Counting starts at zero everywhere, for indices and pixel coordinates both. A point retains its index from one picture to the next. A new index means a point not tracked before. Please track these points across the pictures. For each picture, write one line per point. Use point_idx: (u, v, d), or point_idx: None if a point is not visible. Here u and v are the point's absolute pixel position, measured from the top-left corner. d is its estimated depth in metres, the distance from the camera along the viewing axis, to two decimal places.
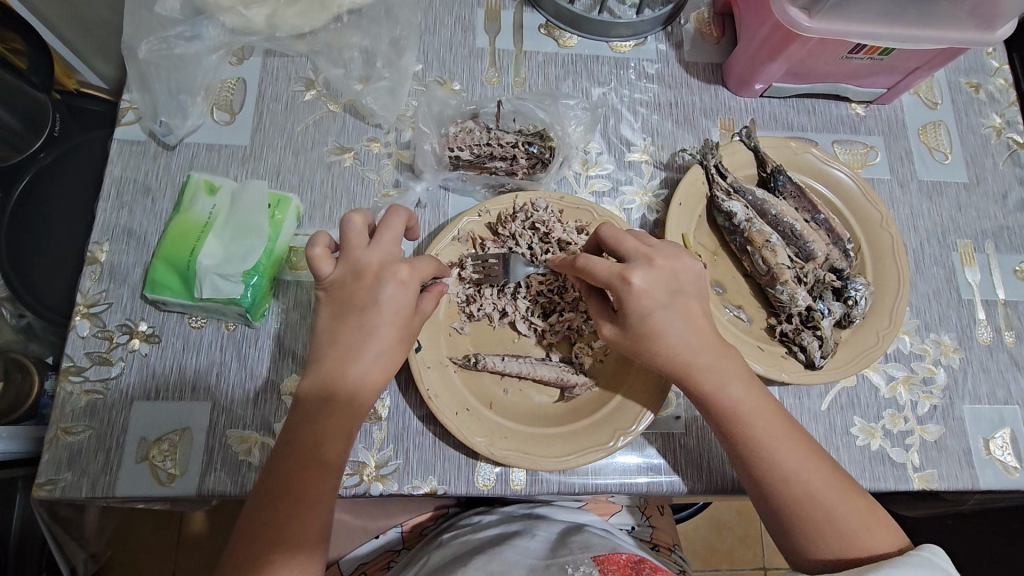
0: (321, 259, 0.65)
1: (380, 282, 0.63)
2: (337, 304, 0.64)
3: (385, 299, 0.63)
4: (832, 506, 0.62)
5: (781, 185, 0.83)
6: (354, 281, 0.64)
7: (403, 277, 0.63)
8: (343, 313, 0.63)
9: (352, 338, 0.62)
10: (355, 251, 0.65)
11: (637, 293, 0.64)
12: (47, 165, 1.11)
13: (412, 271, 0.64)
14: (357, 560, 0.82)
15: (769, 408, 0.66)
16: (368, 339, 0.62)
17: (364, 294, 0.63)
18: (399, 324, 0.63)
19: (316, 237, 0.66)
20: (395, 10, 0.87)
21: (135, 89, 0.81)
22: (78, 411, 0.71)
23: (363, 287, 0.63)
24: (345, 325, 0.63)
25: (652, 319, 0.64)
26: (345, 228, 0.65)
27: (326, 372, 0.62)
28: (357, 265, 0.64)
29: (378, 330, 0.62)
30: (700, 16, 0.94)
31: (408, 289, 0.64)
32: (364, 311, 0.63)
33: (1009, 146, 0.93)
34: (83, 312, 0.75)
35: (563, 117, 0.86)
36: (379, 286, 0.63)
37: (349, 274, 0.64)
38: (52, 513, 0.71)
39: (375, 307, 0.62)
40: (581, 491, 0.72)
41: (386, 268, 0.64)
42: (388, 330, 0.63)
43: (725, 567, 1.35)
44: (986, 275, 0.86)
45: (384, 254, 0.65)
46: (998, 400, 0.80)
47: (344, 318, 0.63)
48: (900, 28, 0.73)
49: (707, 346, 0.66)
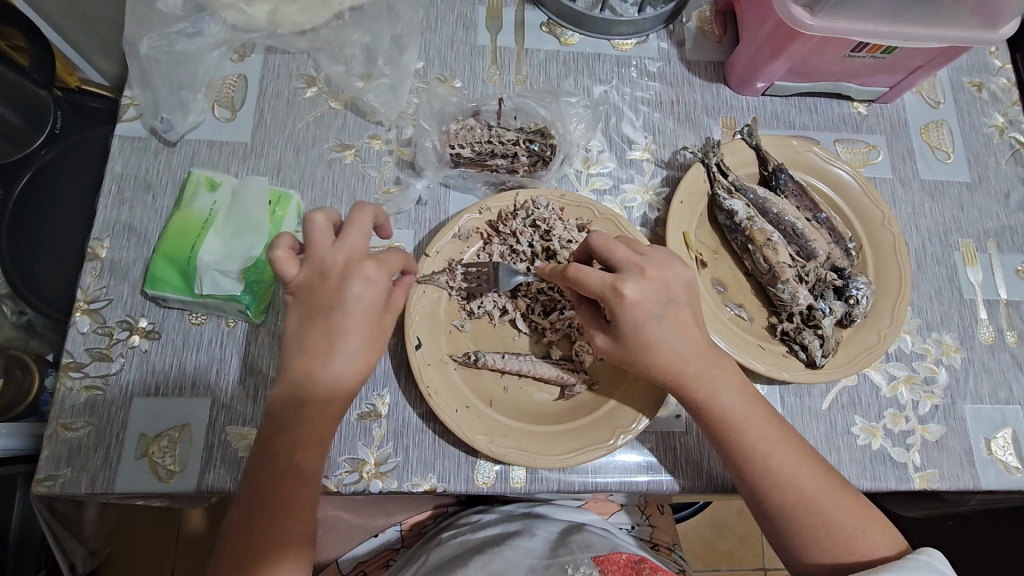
0: (286, 262, 0.62)
1: (346, 281, 0.62)
2: (306, 306, 0.62)
3: (353, 297, 0.61)
4: (826, 511, 0.62)
5: (782, 184, 0.82)
6: (319, 282, 0.62)
7: (370, 274, 0.62)
8: (311, 315, 0.62)
9: (320, 344, 0.61)
10: (320, 251, 0.62)
11: (628, 306, 0.63)
12: (49, 162, 1.11)
13: (378, 268, 0.63)
14: (356, 559, 0.82)
15: (763, 415, 0.66)
16: (338, 341, 0.61)
17: (331, 294, 0.62)
18: (369, 324, 0.63)
19: (280, 238, 0.63)
20: (397, 7, 0.86)
21: (137, 86, 0.82)
22: (78, 407, 0.71)
23: (329, 287, 0.62)
24: (314, 329, 0.62)
25: (646, 329, 0.64)
26: (308, 229, 0.63)
27: (299, 378, 0.61)
28: (322, 266, 0.62)
29: (347, 331, 0.62)
30: (703, 14, 0.94)
31: (375, 286, 0.63)
32: (332, 312, 0.61)
33: (1011, 146, 0.92)
34: (83, 308, 0.75)
35: (564, 114, 0.86)
36: (346, 284, 0.61)
37: (314, 275, 0.62)
38: (52, 509, 0.71)
39: (343, 309, 0.61)
40: (581, 489, 0.72)
41: (352, 266, 0.62)
42: (355, 331, 0.62)
43: (725, 567, 1.35)
44: (988, 275, 0.86)
45: (351, 252, 0.62)
46: (1000, 400, 0.80)
47: (312, 322, 0.62)
48: (903, 26, 0.73)
49: (699, 354, 0.66)
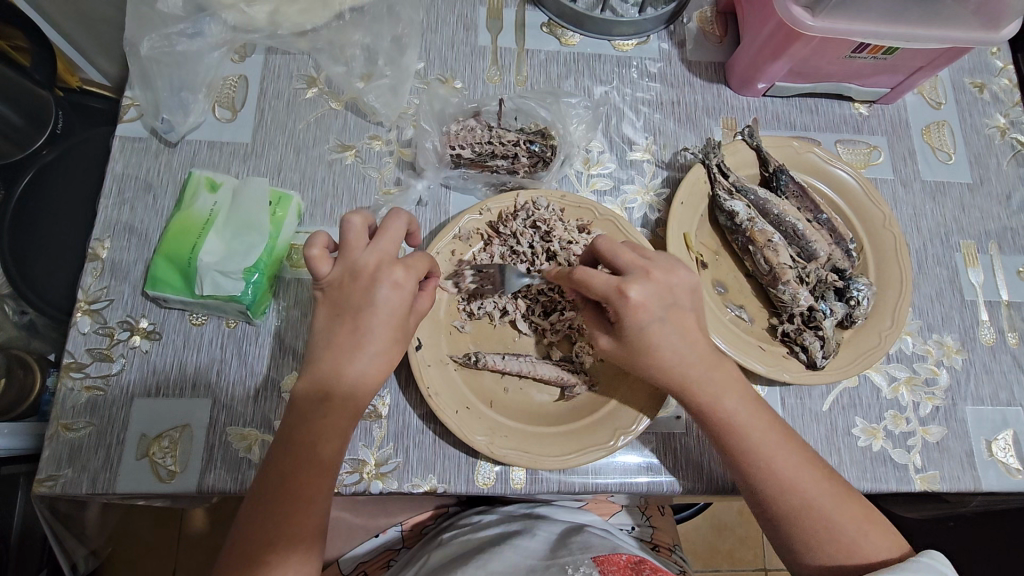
0: (320, 259, 0.63)
1: (377, 282, 0.61)
2: (333, 305, 0.63)
3: (381, 300, 0.61)
4: (827, 514, 0.62)
5: (784, 185, 0.82)
6: (350, 281, 0.62)
7: (398, 278, 0.62)
8: (339, 314, 0.62)
9: (346, 340, 0.61)
10: (354, 252, 0.63)
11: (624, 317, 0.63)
12: (50, 163, 1.11)
13: (407, 272, 0.63)
14: (356, 559, 0.82)
15: (765, 419, 0.66)
16: (363, 340, 0.61)
17: (361, 294, 0.62)
18: (393, 326, 0.62)
19: (315, 236, 0.64)
20: (398, 8, 0.87)
21: (138, 87, 0.82)
22: (79, 407, 0.71)
23: (359, 287, 0.62)
24: (340, 327, 0.62)
25: (646, 333, 0.64)
26: (345, 230, 0.63)
27: (321, 373, 0.61)
28: (354, 266, 0.62)
29: (373, 331, 0.61)
30: (704, 14, 0.94)
31: (402, 290, 0.62)
32: (361, 312, 0.61)
33: (1013, 147, 0.92)
34: (84, 309, 0.75)
35: (565, 115, 0.86)
36: (375, 287, 0.61)
37: (346, 274, 0.63)
38: (53, 509, 0.71)
39: (370, 309, 0.61)
40: (581, 490, 0.72)
41: (382, 270, 0.62)
42: (381, 332, 0.62)
43: (726, 568, 1.35)
44: (989, 276, 0.86)
45: (381, 255, 0.63)
46: (1001, 401, 0.80)
47: (340, 320, 0.62)
48: (904, 27, 0.73)
49: (701, 358, 0.66)
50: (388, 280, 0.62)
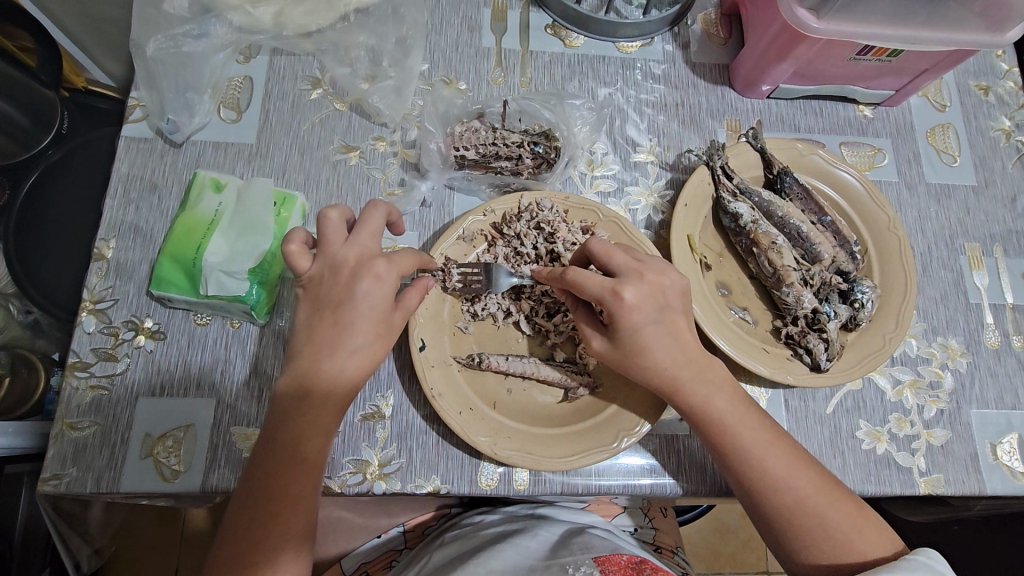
0: (298, 255, 0.64)
1: (357, 277, 0.62)
2: (315, 301, 0.63)
3: (361, 294, 0.62)
4: (822, 513, 0.62)
5: (787, 187, 0.82)
6: (330, 276, 0.63)
7: (380, 271, 0.62)
8: (319, 310, 0.63)
9: (325, 338, 0.62)
10: (332, 248, 0.63)
11: (624, 316, 0.63)
12: (56, 163, 1.11)
13: (388, 265, 0.63)
14: (358, 560, 0.82)
15: (755, 419, 0.66)
16: (342, 336, 0.61)
17: (340, 290, 0.62)
18: (377, 321, 0.62)
19: (292, 233, 0.65)
20: (402, 9, 0.87)
21: (143, 88, 0.82)
22: (83, 406, 0.71)
23: (339, 283, 0.62)
24: (321, 324, 0.62)
25: (640, 335, 0.64)
26: (323, 225, 0.64)
27: (303, 370, 0.61)
28: (334, 261, 0.63)
29: (354, 326, 0.61)
30: (708, 17, 0.94)
31: (383, 284, 0.62)
32: (340, 308, 0.62)
33: (1018, 149, 0.92)
34: (89, 308, 0.75)
35: (569, 116, 0.86)
36: (356, 280, 0.62)
37: (326, 269, 0.63)
38: (57, 508, 0.71)
39: (349, 303, 0.61)
40: (584, 492, 0.72)
41: (363, 264, 0.62)
42: (364, 327, 0.62)
43: (728, 570, 1.35)
44: (994, 279, 0.86)
45: (362, 250, 0.63)
46: (1006, 405, 0.80)
47: (320, 316, 0.62)
48: (909, 29, 0.73)
49: (688, 360, 0.66)
50: (369, 274, 0.62)
